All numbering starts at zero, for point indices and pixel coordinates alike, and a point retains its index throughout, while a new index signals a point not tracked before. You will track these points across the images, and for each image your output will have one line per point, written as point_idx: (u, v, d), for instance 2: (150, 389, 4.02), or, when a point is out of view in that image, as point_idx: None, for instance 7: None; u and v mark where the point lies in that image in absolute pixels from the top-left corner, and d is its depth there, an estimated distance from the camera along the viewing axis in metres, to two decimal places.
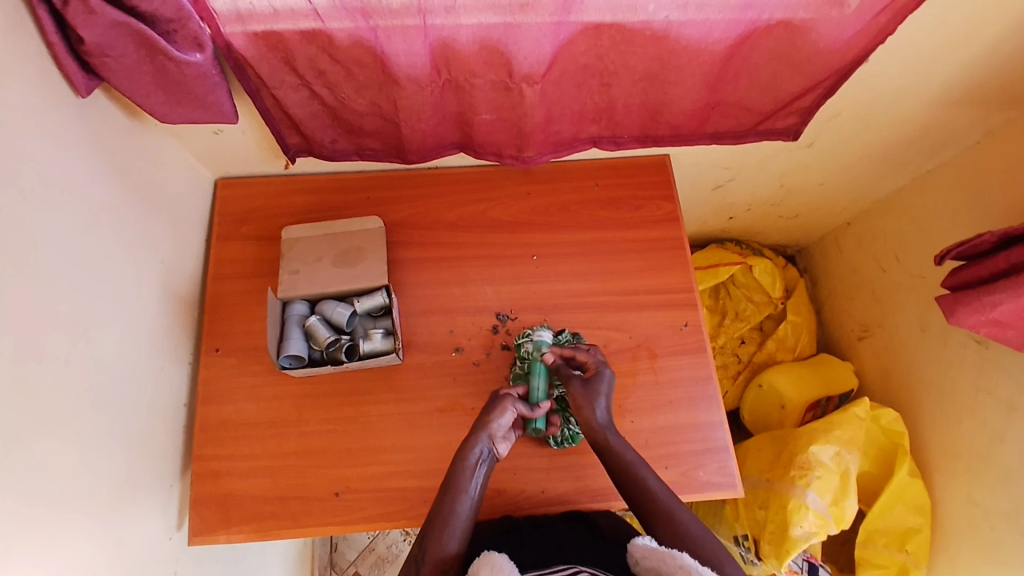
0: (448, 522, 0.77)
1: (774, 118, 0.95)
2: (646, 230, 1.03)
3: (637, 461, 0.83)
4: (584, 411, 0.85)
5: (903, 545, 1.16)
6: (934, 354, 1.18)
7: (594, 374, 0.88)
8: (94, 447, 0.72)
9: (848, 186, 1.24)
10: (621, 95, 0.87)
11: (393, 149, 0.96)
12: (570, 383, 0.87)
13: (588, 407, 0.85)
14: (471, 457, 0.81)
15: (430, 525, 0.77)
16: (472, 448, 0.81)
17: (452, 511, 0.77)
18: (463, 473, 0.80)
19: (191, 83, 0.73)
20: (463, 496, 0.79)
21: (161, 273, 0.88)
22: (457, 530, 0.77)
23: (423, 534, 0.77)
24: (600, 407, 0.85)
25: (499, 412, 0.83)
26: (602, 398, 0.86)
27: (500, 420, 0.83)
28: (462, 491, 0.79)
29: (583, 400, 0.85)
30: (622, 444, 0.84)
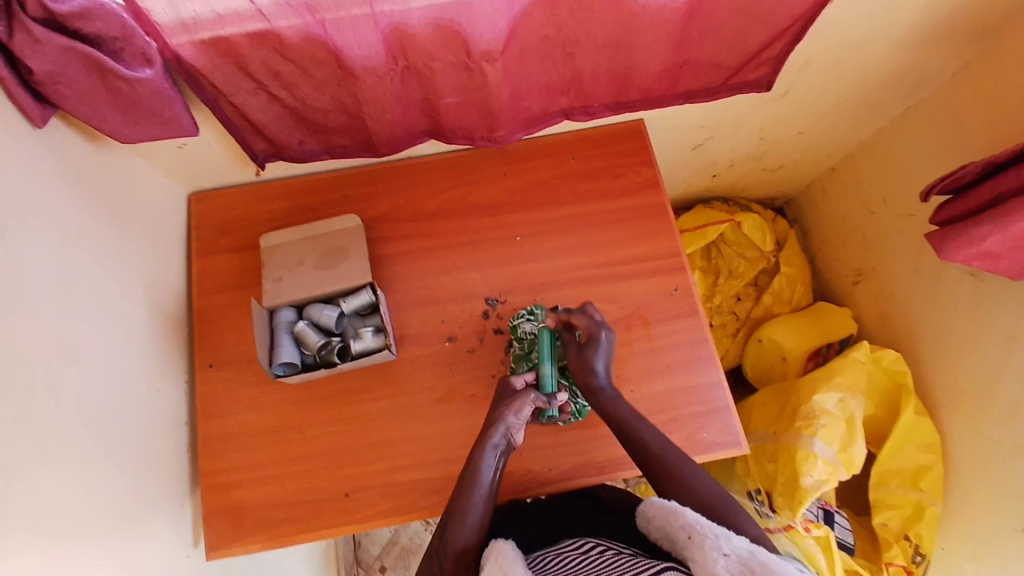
0: (465, 513, 0.77)
1: (744, 70, 0.93)
2: (627, 198, 1.02)
3: (631, 414, 0.84)
4: (580, 364, 0.88)
5: (916, 483, 1.17)
6: (930, 291, 1.17)
7: (589, 339, 0.88)
8: (99, 475, 0.73)
9: (829, 132, 1.22)
10: (586, 64, 0.86)
11: (363, 144, 0.94)
12: (569, 349, 0.90)
13: (590, 364, 0.87)
14: (487, 448, 0.81)
15: (447, 517, 0.78)
16: (487, 439, 0.81)
17: (469, 503, 0.78)
18: (479, 464, 0.80)
19: (146, 100, 0.72)
20: (479, 488, 0.79)
21: (145, 296, 0.88)
22: (474, 521, 0.77)
23: (441, 528, 0.78)
24: (601, 363, 0.87)
25: (515, 403, 0.83)
26: (600, 362, 0.87)
27: (514, 412, 0.82)
28: (478, 482, 0.79)
29: (580, 359, 0.88)
30: (618, 399, 0.85)
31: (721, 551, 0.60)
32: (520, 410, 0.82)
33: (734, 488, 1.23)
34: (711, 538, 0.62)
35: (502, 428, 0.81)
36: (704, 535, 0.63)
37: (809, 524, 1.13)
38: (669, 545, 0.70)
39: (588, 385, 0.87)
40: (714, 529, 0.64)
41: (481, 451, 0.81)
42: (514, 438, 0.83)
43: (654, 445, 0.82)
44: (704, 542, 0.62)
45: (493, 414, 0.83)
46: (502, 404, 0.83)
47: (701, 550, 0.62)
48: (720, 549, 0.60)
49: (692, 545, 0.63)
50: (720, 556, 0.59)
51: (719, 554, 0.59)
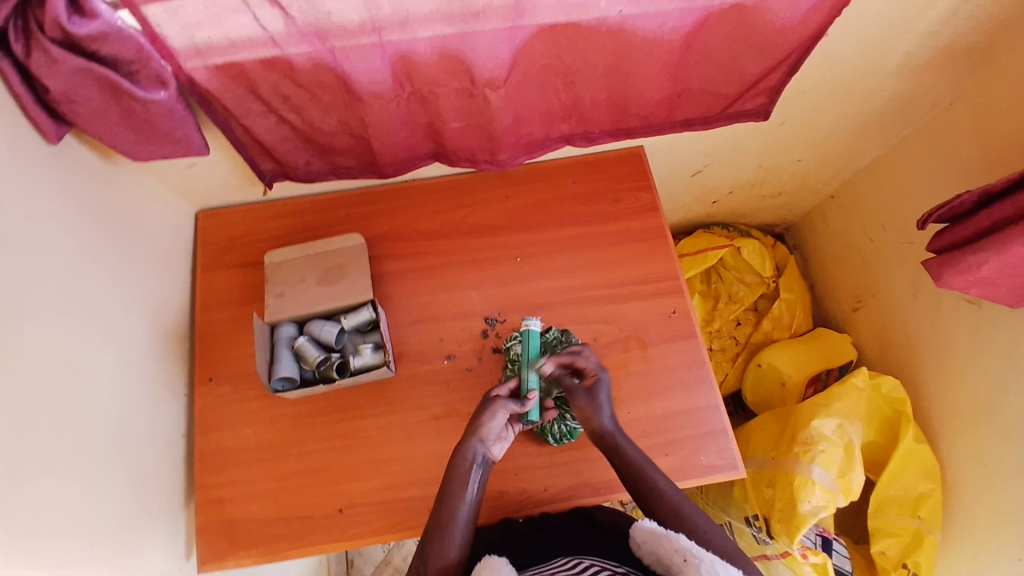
0: (449, 531, 0.77)
1: (742, 100, 0.95)
2: (626, 222, 1.04)
3: (643, 460, 0.84)
4: (590, 420, 0.87)
5: (915, 511, 1.16)
6: (929, 317, 1.17)
7: (593, 381, 0.88)
8: (96, 485, 0.73)
9: (827, 160, 1.24)
10: (586, 92, 0.88)
11: (368, 165, 0.97)
12: (575, 396, 0.89)
13: (595, 415, 0.86)
14: (465, 463, 0.82)
15: (430, 535, 0.78)
16: (465, 454, 0.82)
17: (450, 521, 0.78)
18: (459, 481, 0.80)
19: (159, 120, 0.74)
20: (460, 505, 0.79)
21: (149, 310, 0.89)
22: (457, 538, 0.77)
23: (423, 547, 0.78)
24: (605, 414, 0.87)
25: (489, 413, 0.84)
26: (606, 405, 0.87)
27: (487, 423, 0.84)
28: (459, 499, 0.79)
29: (588, 410, 0.87)
30: (629, 444, 0.85)
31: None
32: (493, 422, 0.84)
33: (731, 514, 1.22)
34: (707, 563, 0.63)
35: (476, 438, 0.82)
36: (699, 559, 0.64)
37: (806, 551, 1.12)
38: (659, 567, 0.70)
39: (597, 431, 0.86)
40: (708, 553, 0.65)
41: (457, 463, 0.82)
42: (491, 452, 0.84)
43: (668, 494, 0.81)
44: (700, 566, 0.63)
45: (469, 425, 0.84)
46: (478, 415, 0.85)
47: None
48: (717, 575, 0.62)
49: (688, 569, 0.64)
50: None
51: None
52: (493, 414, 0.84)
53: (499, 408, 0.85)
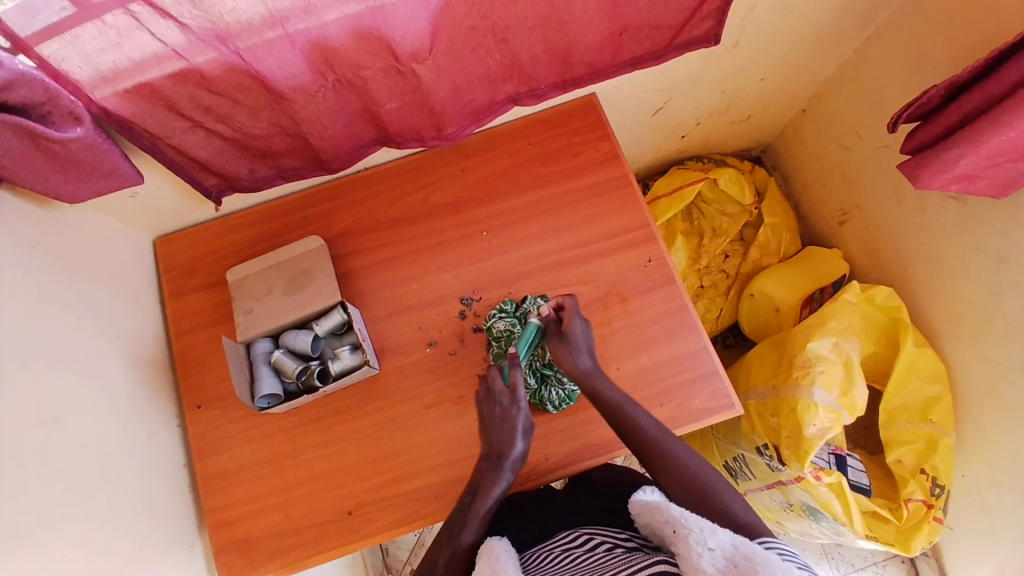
0: (472, 518, 0.79)
1: (688, 27, 0.89)
2: (589, 175, 1.00)
3: (624, 399, 0.83)
4: (566, 363, 0.85)
5: (925, 416, 1.16)
6: (915, 222, 1.15)
7: (568, 327, 0.87)
8: (100, 530, 0.73)
9: (790, 74, 1.19)
10: (521, 47, 0.84)
11: (314, 162, 0.93)
12: (552, 339, 0.87)
13: (571, 357, 0.85)
14: (503, 462, 0.81)
15: (455, 521, 0.80)
16: (505, 452, 0.82)
17: (477, 510, 0.79)
18: (492, 468, 0.81)
19: (83, 157, 0.71)
20: (490, 498, 0.80)
21: (123, 348, 0.88)
22: (479, 526, 0.79)
23: (447, 530, 0.80)
24: (584, 356, 0.85)
25: (522, 416, 0.83)
26: (583, 347, 0.85)
27: (524, 425, 0.83)
28: (491, 494, 0.80)
29: (563, 351, 0.85)
30: (609, 385, 0.84)
31: (706, 546, 0.58)
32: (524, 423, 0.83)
33: (744, 446, 1.22)
34: (695, 531, 0.60)
35: (516, 441, 0.82)
36: (688, 529, 0.61)
37: (819, 473, 1.11)
38: (658, 539, 0.68)
39: (574, 371, 0.84)
40: (698, 520, 0.62)
41: (495, 463, 0.81)
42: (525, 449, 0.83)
43: (650, 430, 0.80)
44: (688, 536, 0.60)
45: (502, 428, 0.83)
46: (512, 417, 0.83)
47: (686, 546, 0.60)
48: (705, 543, 0.59)
49: (678, 539, 0.61)
50: (706, 550, 0.58)
51: (704, 550, 0.58)
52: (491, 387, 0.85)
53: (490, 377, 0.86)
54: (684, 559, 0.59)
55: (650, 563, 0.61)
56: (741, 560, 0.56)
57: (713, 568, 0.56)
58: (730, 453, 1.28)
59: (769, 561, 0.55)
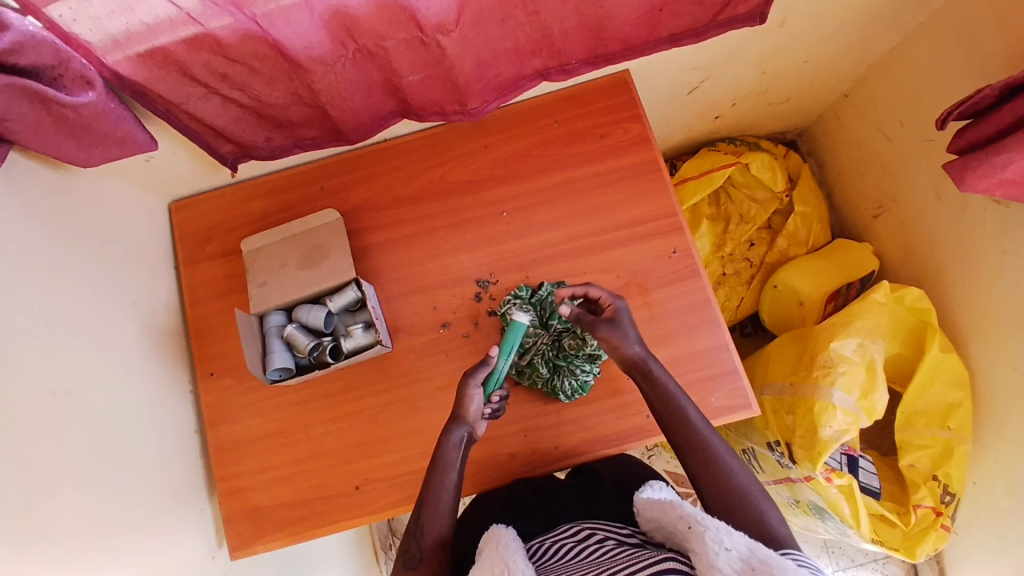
0: (440, 490, 0.78)
1: (733, 4, 0.83)
2: (616, 159, 0.96)
3: (676, 392, 0.80)
4: (623, 346, 0.81)
5: (944, 422, 1.13)
6: (954, 222, 1.10)
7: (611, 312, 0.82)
8: (110, 498, 0.74)
9: (837, 55, 1.11)
10: (552, 20, 0.79)
11: (332, 133, 0.90)
12: (598, 330, 0.81)
13: (624, 343, 0.81)
14: (452, 442, 0.80)
15: (424, 498, 0.79)
16: (452, 431, 0.81)
17: (443, 486, 0.79)
18: (447, 448, 0.80)
19: (95, 124, 0.69)
20: (449, 475, 0.79)
21: (137, 316, 0.88)
22: (449, 496, 0.79)
23: (418, 510, 0.79)
24: (632, 337, 0.81)
25: (466, 398, 0.80)
26: (631, 330, 0.81)
27: (471, 402, 0.81)
28: (450, 471, 0.79)
29: (616, 338, 0.81)
30: (662, 370, 0.81)
31: (724, 546, 0.54)
32: (471, 403, 0.81)
33: (754, 440, 1.21)
34: (711, 530, 0.56)
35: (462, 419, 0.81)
36: (703, 526, 0.57)
37: (831, 474, 1.09)
38: (664, 537, 0.65)
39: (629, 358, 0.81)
40: (713, 519, 0.58)
41: (446, 442, 0.80)
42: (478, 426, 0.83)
43: (697, 426, 0.78)
44: (704, 534, 0.56)
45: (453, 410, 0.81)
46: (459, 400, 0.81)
47: (701, 543, 0.56)
48: (721, 543, 0.55)
49: (692, 537, 0.58)
50: (722, 550, 0.54)
51: (720, 548, 0.54)
52: (469, 398, 0.81)
53: (471, 390, 0.80)
54: (700, 557, 0.55)
55: (662, 560, 0.57)
56: (756, 564, 0.53)
57: (730, 569, 0.53)
58: (740, 445, 1.27)
59: (786, 567, 0.52)
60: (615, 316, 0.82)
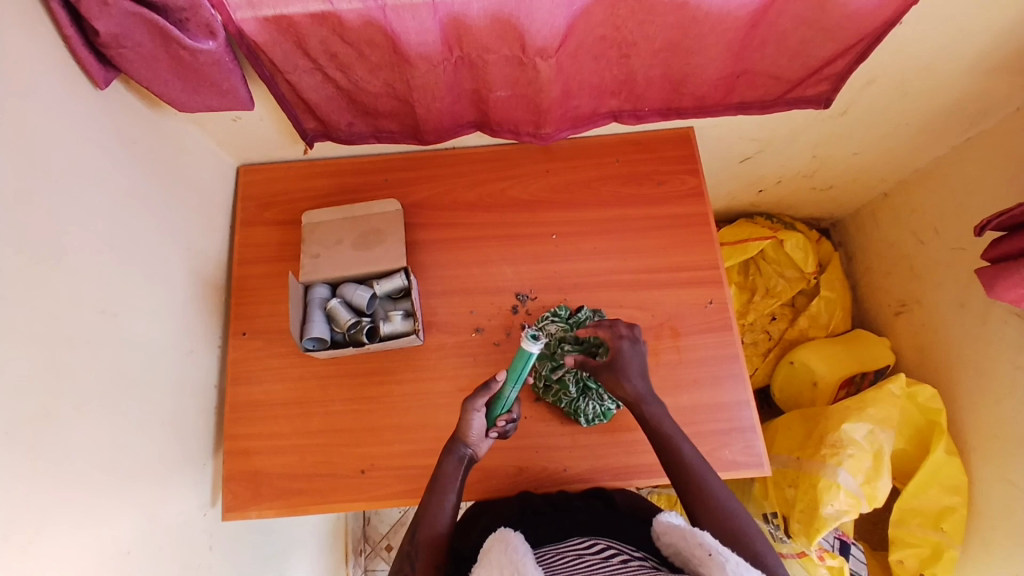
0: (438, 505, 0.79)
1: (804, 85, 0.89)
2: (669, 206, 1.00)
3: (673, 430, 0.80)
4: (624, 390, 0.80)
5: (937, 524, 1.13)
6: (973, 329, 1.12)
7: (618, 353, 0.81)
8: (130, 429, 0.75)
9: (885, 154, 1.17)
10: (640, 66, 0.84)
11: (409, 130, 0.95)
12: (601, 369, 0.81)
13: (625, 384, 0.80)
14: (454, 458, 0.82)
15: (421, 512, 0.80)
16: (451, 451, 0.82)
17: (439, 499, 0.79)
18: (444, 461, 0.82)
19: (206, 71, 0.74)
20: (448, 491, 0.80)
21: (188, 261, 0.90)
22: (447, 511, 0.79)
23: (414, 525, 0.79)
24: (635, 380, 0.80)
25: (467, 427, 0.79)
26: (634, 373, 0.80)
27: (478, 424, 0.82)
28: (450, 488, 0.80)
29: (616, 380, 0.80)
30: (661, 413, 0.81)
31: None
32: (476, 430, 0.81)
33: (750, 509, 1.20)
34: (732, 561, 0.58)
35: (467, 439, 0.82)
36: (724, 556, 0.59)
37: (824, 554, 1.10)
38: (680, 562, 0.67)
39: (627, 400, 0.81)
40: (734, 554, 0.60)
41: (447, 457, 0.82)
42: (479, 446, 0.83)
43: (694, 464, 0.78)
44: (726, 563, 0.58)
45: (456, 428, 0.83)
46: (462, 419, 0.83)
47: (721, 571, 0.58)
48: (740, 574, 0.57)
49: (712, 564, 0.59)
50: None
51: None
52: (469, 423, 0.79)
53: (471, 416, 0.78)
54: None
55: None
56: None
57: None
58: None
59: None
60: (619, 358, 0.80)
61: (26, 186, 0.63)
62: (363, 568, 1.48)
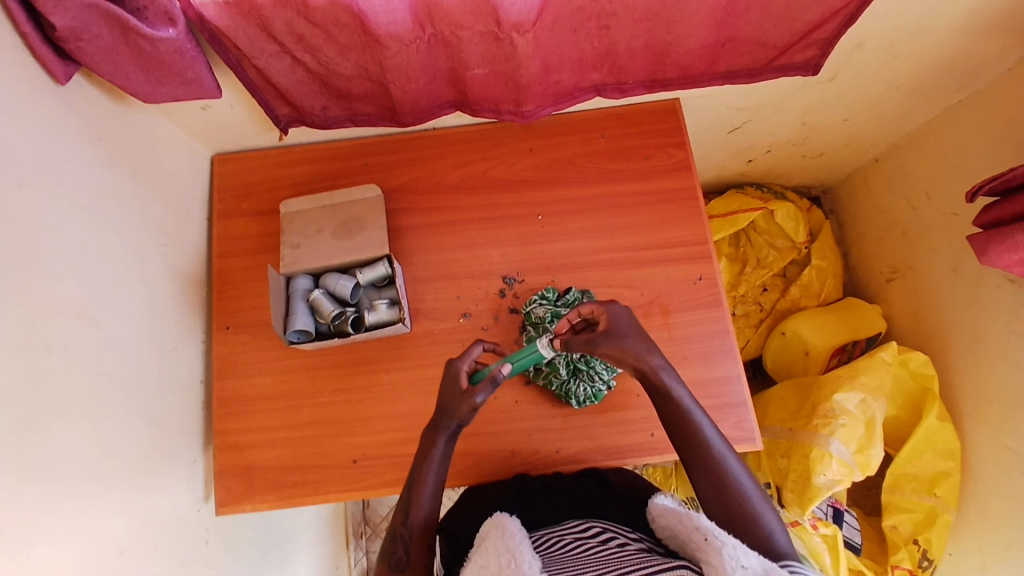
0: (425, 485, 0.79)
1: (790, 52, 0.86)
2: (656, 180, 0.98)
3: (689, 405, 0.79)
4: (637, 357, 0.78)
5: (931, 489, 1.14)
6: (966, 294, 1.12)
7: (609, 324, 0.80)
8: (115, 431, 0.74)
9: (875, 119, 1.15)
10: (621, 37, 0.81)
11: (386, 112, 0.92)
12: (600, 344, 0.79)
13: (634, 351, 0.79)
14: (441, 436, 0.80)
15: (408, 493, 0.80)
16: (440, 429, 0.80)
17: (424, 482, 0.79)
18: (432, 440, 0.80)
19: (169, 60, 0.71)
20: (435, 470, 0.80)
21: (166, 256, 0.88)
22: (433, 490, 0.80)
23: (402, 507, 0.80)
24: (640, 346, 0.79)
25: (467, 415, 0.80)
26: (634, 339, 0.79)
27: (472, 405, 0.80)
28: (436, 468, 0.80)
29: (624, 350, 0.78)
30: (674, 384, 0.79)
31: (740, 563, 0.55)
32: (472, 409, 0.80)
33: None
34: (729, 546, 0.57)
35: (458, 418, 0.80)
36: (720, 541, 0.58)
37: (817, 522, 1.12)
38: (678, 546, 0.67)
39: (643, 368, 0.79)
40: (730, 537, 0.59)
41: (436, 436, 0.80)
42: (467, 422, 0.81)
43: (714, 443, 0.77)
44: (721, 548, 0.57)
45: (446, 407, 0.80)
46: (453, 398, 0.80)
47: (716, 557, 0.57)
48: (738, 561, 0.56)
49: (708, 549, 0.59)
50: (739, 566, 0.55)
51: (737, 565, 0.55)
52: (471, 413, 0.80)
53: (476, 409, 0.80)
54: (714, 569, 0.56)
55: (673, 565, 0.58)
56: None
57: None
58: None
59: None
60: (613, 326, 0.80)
61: None
62: (365, 549, 1.49)
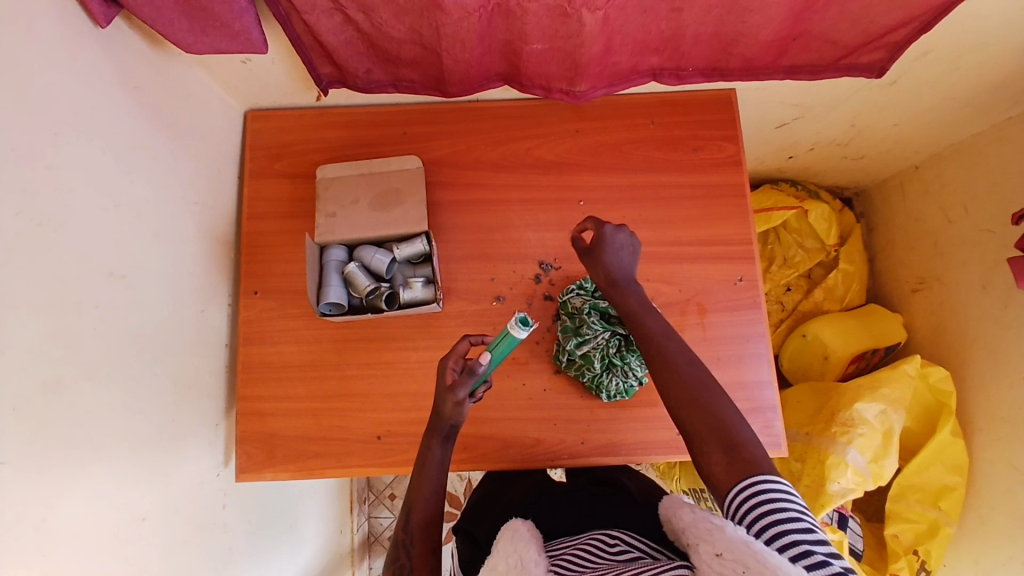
0: (423, 488, 0.78)
1: (859, 53, 0.82)
2: (703, 174, 0.95)
3: (640, 308, 0.76)
4: (607, 272, 0.78)
5: (936, 502, 1.16)
6: (993, 313, 1.11)
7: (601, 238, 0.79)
8: (141, 395, 0.72)
9: (926, 127, 1.12)
10: (690, 23, 0.77)
11: (432, 81, 0.88)
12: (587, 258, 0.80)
13: (605, 263, 0.78)
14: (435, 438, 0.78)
15: (408, 496, 0.78)
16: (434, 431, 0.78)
17: (422, 487, 0.78)
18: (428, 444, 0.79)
19: (215, 9, 0.66)
20: (433, 473, 0.78)
21: (197, 216, 0.85)
22: (434, 493, 0.78)
23: (404, 512, 0.78)
24: (617, 260, 0.78)
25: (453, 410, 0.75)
26: (615, 253, 0.78)
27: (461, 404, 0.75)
28: (433, 471, 0.78)
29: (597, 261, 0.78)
30: (631, 290, 0.77)
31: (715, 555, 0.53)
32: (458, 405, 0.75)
33: None
34: (703, 539, 0.55)
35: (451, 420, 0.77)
36: (698, 538, 0.56)
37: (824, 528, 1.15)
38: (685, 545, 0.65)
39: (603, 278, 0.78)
40: (706, 523, 0.57)
41: (431, 438, 0.78)
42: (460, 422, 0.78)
43: (655, 338, 0.74)
44: (699, 544, 0.55)
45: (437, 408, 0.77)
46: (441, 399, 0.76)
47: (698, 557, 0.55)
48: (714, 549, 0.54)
49: (691, 548, 0.57)
50: (716, 557, 0.53)
51: (711, 558, 0.53)
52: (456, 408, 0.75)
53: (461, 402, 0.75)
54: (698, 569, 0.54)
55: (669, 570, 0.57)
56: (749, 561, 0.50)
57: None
58: None
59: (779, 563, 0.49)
60: (601, 240, 0.79)
61: (22, 139, 0.57)
62: (367, 514, 1.51)
